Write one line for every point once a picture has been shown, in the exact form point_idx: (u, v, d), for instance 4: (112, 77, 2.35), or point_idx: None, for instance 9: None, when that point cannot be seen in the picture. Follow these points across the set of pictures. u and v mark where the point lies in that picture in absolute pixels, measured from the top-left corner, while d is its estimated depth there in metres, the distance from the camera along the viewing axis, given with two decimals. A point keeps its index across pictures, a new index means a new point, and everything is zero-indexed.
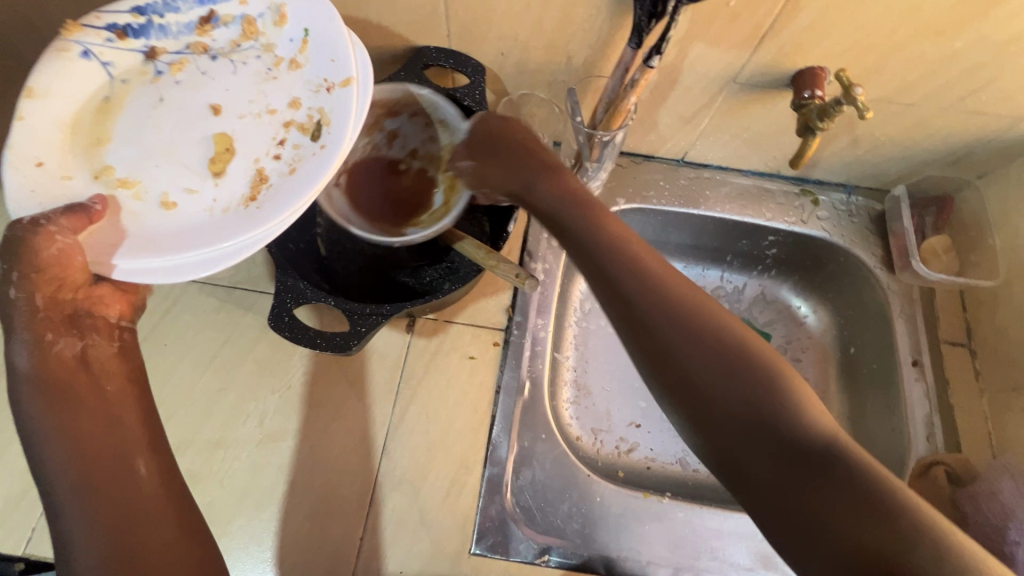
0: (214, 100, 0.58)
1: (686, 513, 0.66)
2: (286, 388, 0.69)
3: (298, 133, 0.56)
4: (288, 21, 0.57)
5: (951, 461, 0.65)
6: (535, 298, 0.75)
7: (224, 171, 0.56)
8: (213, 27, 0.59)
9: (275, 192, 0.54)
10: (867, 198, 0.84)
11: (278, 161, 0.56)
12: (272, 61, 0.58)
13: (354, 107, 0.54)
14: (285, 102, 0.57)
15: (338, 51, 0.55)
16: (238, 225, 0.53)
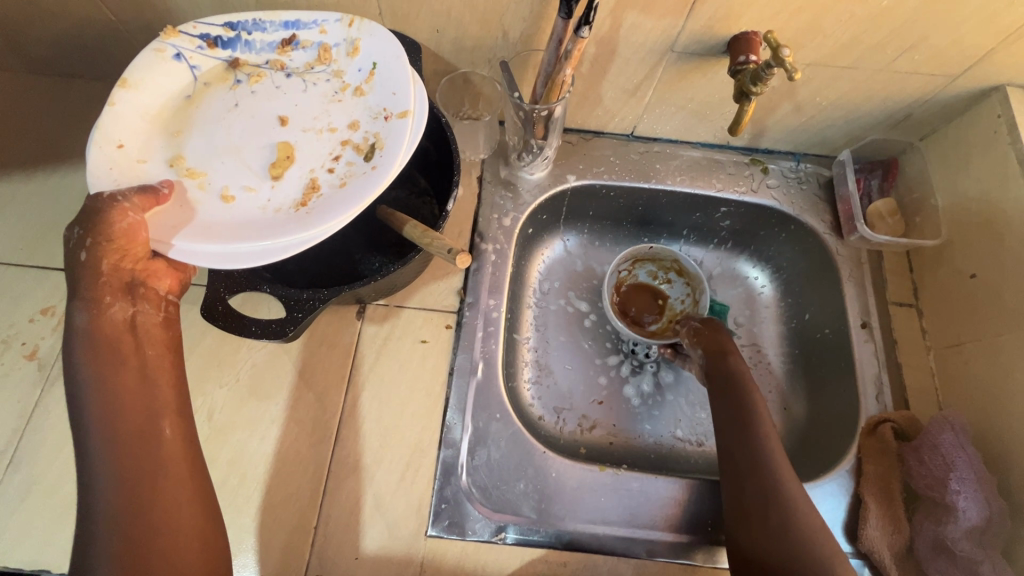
0: (282, 112, 0.62)
1: (642, 482, 0.66)
2: (235, 381, 0.68)
3: (353, 153, 0.59)
4: (360, 54, 0.62)
5: (898, 418, 0.67)
6: (486, 279, 0.75)
7: (283, 176, 0.58)
8: (292, 49, 0.64)
9: (326, 201, 0.55)
10: (816, 164, 0.85)
11: (331, 174, 0.58)
12: (340, 86, 0.63)
13: (408, 134, 0.57)
14: (347, 122, 0.61)
15: (400, 87, 0.59)
16: (287, 223, 0.54)
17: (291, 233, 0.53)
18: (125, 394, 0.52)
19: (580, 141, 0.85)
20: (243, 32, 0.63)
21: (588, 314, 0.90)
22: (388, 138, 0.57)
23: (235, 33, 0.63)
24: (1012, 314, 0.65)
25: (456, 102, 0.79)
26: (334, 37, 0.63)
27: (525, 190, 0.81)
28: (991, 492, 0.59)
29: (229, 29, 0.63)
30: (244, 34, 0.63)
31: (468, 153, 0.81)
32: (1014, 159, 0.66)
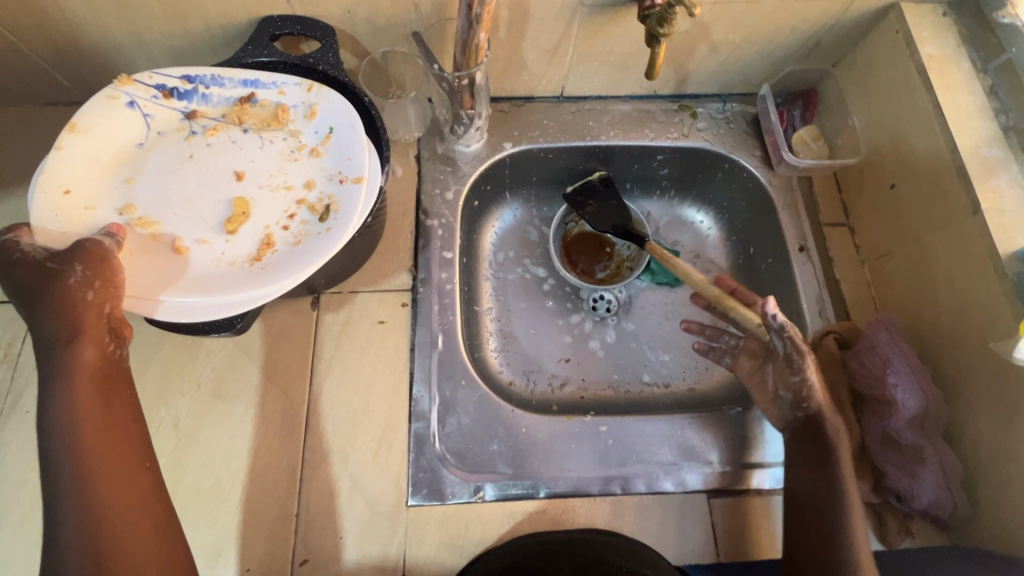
0: (239, 167, 0.62)
1: (609, 425, 0.69)
2: (197, 388, 0.68)
3: (308, 212, 0.61)
4: (317, 116, 0.65)
5: (840, 328, 0.71)
6: (436, 253, 0.76)
7: (237, 232, 0.59)
8: (251, 105, 0.65)
9: (282, 261, 0.57)
10: (741, 103, 0.88)
11: (287, 232, 0.60)
12: (296, 145, 0.64)
13: (361, 202, 0.59)
14: (302, 181, 0.62)
15: (355, 154, 0.62)
16: (242, 281, 0.56)
17: (247, 292, 0.55)
18: (95, 424, 0.51)
19: (512, 108, 0.86)
20: (201, 85, 0.64)
21: (546, 279, 0.93)
22: (342, 202, 0.60)
23: (192, 85, 0.64)
24: (929, 216, 0.68)
25: (381, 84, 0.79)
26: (293, 99, 0.65)
27: (464, 162, 0.82)
28: (925, 380, 0.63)
29: (186, 80, 0.64)
30: (202, 87, 0.64)
31: (401, 132, 0.81)
32: (914, 70, 0.69)
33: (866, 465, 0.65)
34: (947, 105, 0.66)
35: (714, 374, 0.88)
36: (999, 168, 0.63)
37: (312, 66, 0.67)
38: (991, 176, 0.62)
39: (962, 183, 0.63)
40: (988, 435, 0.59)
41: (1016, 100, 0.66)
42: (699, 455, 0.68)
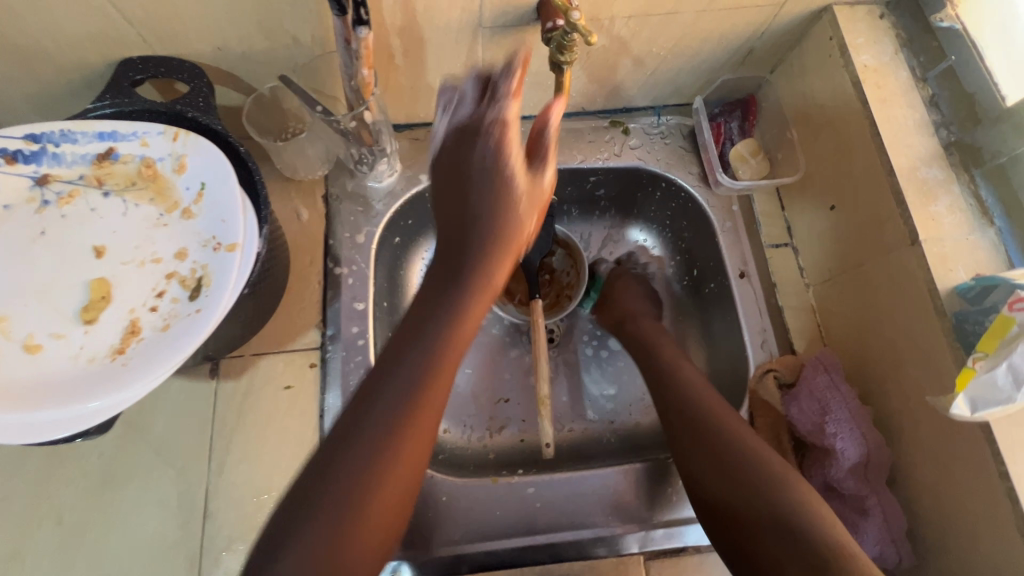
0: (98, 241, 0.55)
1: (537, 487, 0.64)
2: (83, 476, 0.62)
3: (178, 287, 0.54)
4: (187, 170, 0.57)
5: (780, 366, 0.66)
6: (346, 306, 0.70)
7: (96, 320, 0.52)
8: (112, 162, 0.58)
9: (148, 352, 0.50)
10: (677, 115, 0.82)
11: (155, 313, 0.53)
12: (165, 207, 0.57)
13: (235, 272, 0.53)
14: (173, 251, 0.55)
15: (229, 214, 0.55)
16: (99, 383, 0.49)
17: (106, 395, 0.48)
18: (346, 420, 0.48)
19: (428, 135, 0.79)
20: (50, 143, 0.56)
21: (484, 312, 0.87)
22: (215, 273, 0.53)
23: (39, 145, 0.56)
24: (870, 243, 0.62)
25: (274, 121, 0.71)
26: (158, 150, 0.58)
27: (377, 200, 0.76)
28: (866, 427, 0.59)
29: (31, 140, 0.55)
30: (51, 146, 0.56)
31: (301, 173, 0.73)
32: (849, 81, 0.63)
33: None
34: (884, 122, 0.60)
35: None
36: (939, 191, 0.57)
37: (180, 113, 0.59)
38: (930, 201, 0.57)
39: (900, 210, 0.58)
40: (931, 486, 0.55)
41: (959, 111, 0.61)
42: (630, 516, 0.64)
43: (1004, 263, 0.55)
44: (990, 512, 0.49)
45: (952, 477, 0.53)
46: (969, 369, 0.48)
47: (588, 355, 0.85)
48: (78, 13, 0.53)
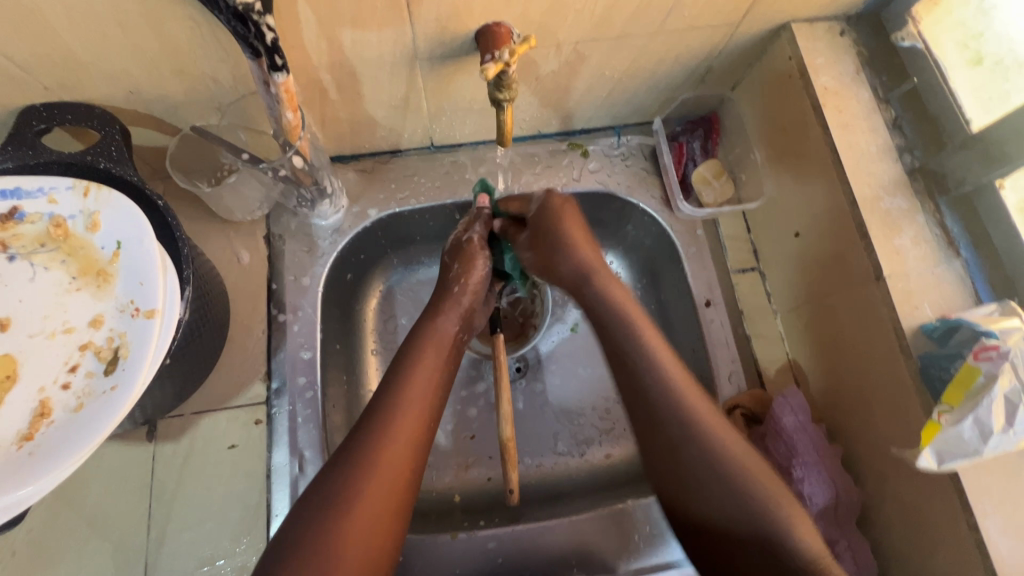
0: (2, 313, 0.50)
1: (500, 541, 0.63)
2: (11, 555, 0.58)
3: (93, 360, 0.49)
4: (100, 228, 0.53)
5: (748, 402, 0.64)
6: (293, 356, 0.66)
7: (1, 402, 0.47)
8: (16, 223, 0.52)
9: (58, 438, 0.46)
10: (637, 135, 0.78)
11: (67, 391, 0.48)
12: (77, 270, 0.52)
13: (153, 345, 0.48)
14: (87, 319, 0.51)
15: (147, 276, 0.51)
16: (3, 477, 0.45)
17: (9, 493, 0.44)
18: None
19: (376, 166, 0.75)
20: None
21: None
22: (132, 343, 0.49)
23: None
24: (834, 274, 0.59)
25: (201, 162, 0.66)
26: (68, 208, 0.53)
27: (323, 237, 0.71)
28: (835, 470, 0.57)
29: None
30: None
31: (240, 215, 0.69)
32: (809, 104, 0.60)
33: None
34: (846, 148, 0.57)
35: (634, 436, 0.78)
36: (903, 222, 0.55)
37: (91, 164, 0.55)
38: (894, 233, 0.54)
39: (863, 243, 0.55)
40: (902, 533, 0.53)
41: (922, 135, 0.58)
42: (596, 566, 0.62)
43: (969, 298, 0.53)
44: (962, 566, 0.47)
45: (922, 526, 0.51)
46: (934, 423, 0.46)
47: (564, 387, 0.80)
48: None
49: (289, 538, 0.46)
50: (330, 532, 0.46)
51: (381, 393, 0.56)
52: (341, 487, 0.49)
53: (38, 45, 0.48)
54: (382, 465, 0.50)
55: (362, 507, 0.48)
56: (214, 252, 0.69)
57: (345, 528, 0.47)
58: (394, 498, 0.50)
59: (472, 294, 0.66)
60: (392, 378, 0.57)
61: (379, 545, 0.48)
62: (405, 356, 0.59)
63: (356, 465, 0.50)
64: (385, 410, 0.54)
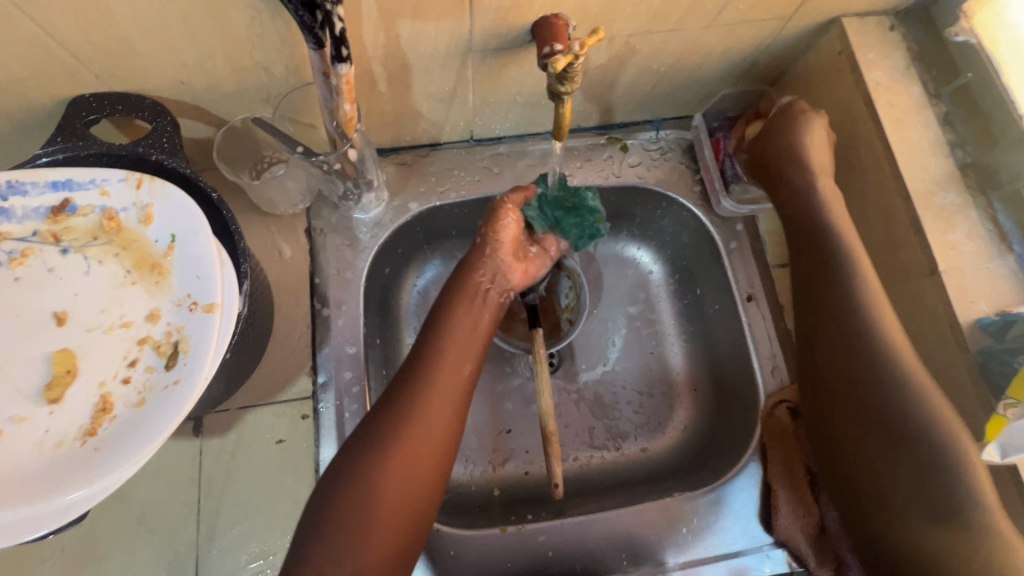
0: (58, 306, 0.49)
1: (549, 534, 0.63)
2: (61, 551, 0.57)
3: (153, 354, 0.49)
4: (155, 220, 0.52)
5: (791, 395, 0.66)
6: (337, 350, 0.65)
7: (63, 398, 0.47)
8: (69, 215, 0.52)
9: (123, 432, 0.46)
10: (675, 129, 0.78)
11: (127, 386, 0.48)
12: (131, 263, 0.52)
13: (215, 339, 0.48)
14: (144, 313, 0.50)
15: (206, 270, 0.50)
16: (69, 472, 0.44)
17: (77, 487, 0.43)
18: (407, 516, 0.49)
19: (415, 159, 0.74)
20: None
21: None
22: (193, 338, 0.48)
23: None
24: (885, 269, 0.60)
25: (245, 153, 0.66)
26: (120, 200, 0.52)
27: (364, 231, 0.71)
28: None
29: None
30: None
31: (282, 208, 0.68)
32: (860, 99, 0.60)
33: (828, 550, 0.61)
34: (898, 144, 0.58)
35: (673, 430, 0.76)
36: (956, 217, 0.55)
37: (143, 156, 0.54)
38: (949, 227, 0.55)
39: (917, 237, 0.55)
40: None
41: (973, 131, 0.58)
42: (645, 558, 0.62)
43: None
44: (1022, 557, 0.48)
45: None
46: (1000, 417, 0.49)
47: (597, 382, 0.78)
48: (20, 55, 0.47)
49: (340, 474, 0.49)
50: (373, 475, 0.49)
51: (423, 347, 0.58)
52: (383, 433, 0.51)
53: (97, 34, 0.47)
54: (422, 417, 0.52)
55: (403, 454, 0.50)
56: (255, 246, 0.68)
57: (388, 474, 0.49)
58: (435, 452, 0.52)
59: (508, 244, 0.64)
60: (432, 333, 0.59)
61: (418, 490, 0.50)
62: (442, 311, 0.61)
63: (398, 414, 0.52)
64: (422, 367, 0.56)
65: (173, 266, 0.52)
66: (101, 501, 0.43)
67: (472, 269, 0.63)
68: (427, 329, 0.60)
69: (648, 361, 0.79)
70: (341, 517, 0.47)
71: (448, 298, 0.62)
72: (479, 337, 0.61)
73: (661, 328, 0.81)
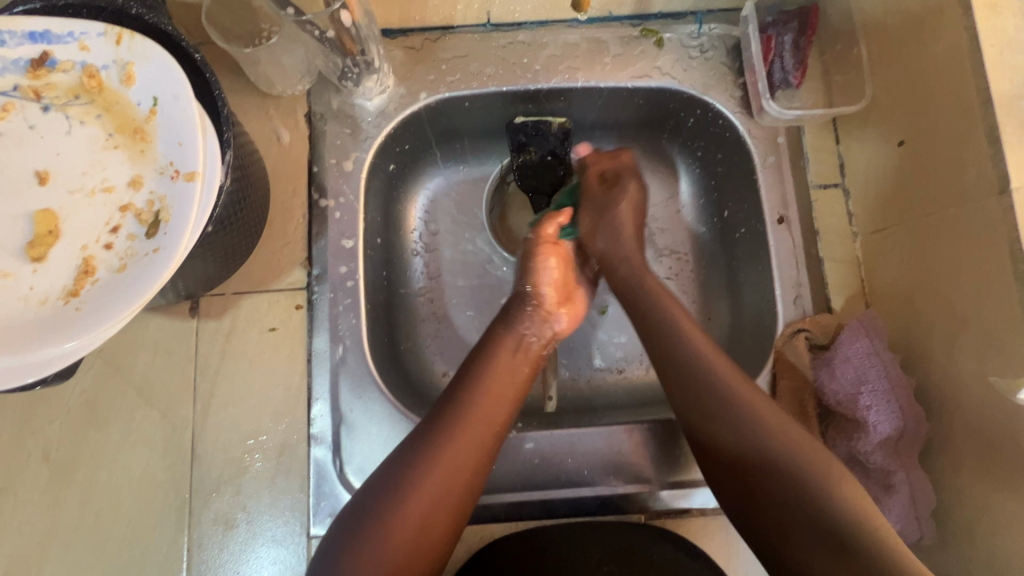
0: (41, 165, 0.48)
1: (537, 443, 0.62)
2: (67, 413, 0.60)
3: (134, 222, 0.47)
4: (136, 81, 0.49)
5: (812, 326, 0.60)
6: (333, 243, 0.63)
7: (46, 258, 0.46)
8: (49, 70, 0.49)
9: (103, 295, 0.45)
10: (721, 23, 0.68)
11: (110, 252, 0.47)
12: (113, 126, 0.49)
13: (195, 208, 0.45)
14: (126, 179, 0.48)
15: (187, 136, 0.47)
16: (52, 327, 0.44)
17: (59, 341, 0.44)
18: (441, 524, 0.49)
19: (426, 44, 0.67)
20: None
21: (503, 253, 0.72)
22: (173, 207, 0.46)
23: None
24: (945, 189, 0.52)
25: (243, 25, 0.62)
26: (100, 56, 0.49)
27: (366, 120, 0.65)
28: (905, 399, 0.54)
29: None
30: None
31: (281, 89, 0.64)
32: None
33: None
34: (987, 36, 0.48)
35: None
36: None
37: (123, 8, 0.49)
38: None
39: (990, 149, 0.47)
40: (970, 467, 0.50)
41: None
42: (634, 475, 0.61)
43: None
44: None
45: (999, 460, 0.48)
46: None
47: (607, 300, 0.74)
48: None
49: (379, 491, 0.49)
50: (401, 503, 0.48)
51: (459, 384, 0.55)
52: (403, 473, 0.49)
53: None
54: (445, 463, 0.50)
55: (421, 498, 0.48)
56: (252, 128, 0.65)
57: (405, 516, 0.47)
58: (480, 463, 0.51)
59: (550, 291, 0.64)
60: (469, 375, 0.55)
61: (453, 510, 0.49)
62: (491, 333, 0.59)
63: (422, 458, 0.50)
64: (483, 369, 0.56)
65: (155, 133, 0.48)
66: (83, 356, 0.43)
67: (514, 319, 0.60)
68: (463, 367, 0.57)
69: (665, 285, 0.72)
70: (380, 517, 0.47)
71: (492, 337, 0.59)
72: (516, 385, 0.56)
73: (681, 249, 0.73)
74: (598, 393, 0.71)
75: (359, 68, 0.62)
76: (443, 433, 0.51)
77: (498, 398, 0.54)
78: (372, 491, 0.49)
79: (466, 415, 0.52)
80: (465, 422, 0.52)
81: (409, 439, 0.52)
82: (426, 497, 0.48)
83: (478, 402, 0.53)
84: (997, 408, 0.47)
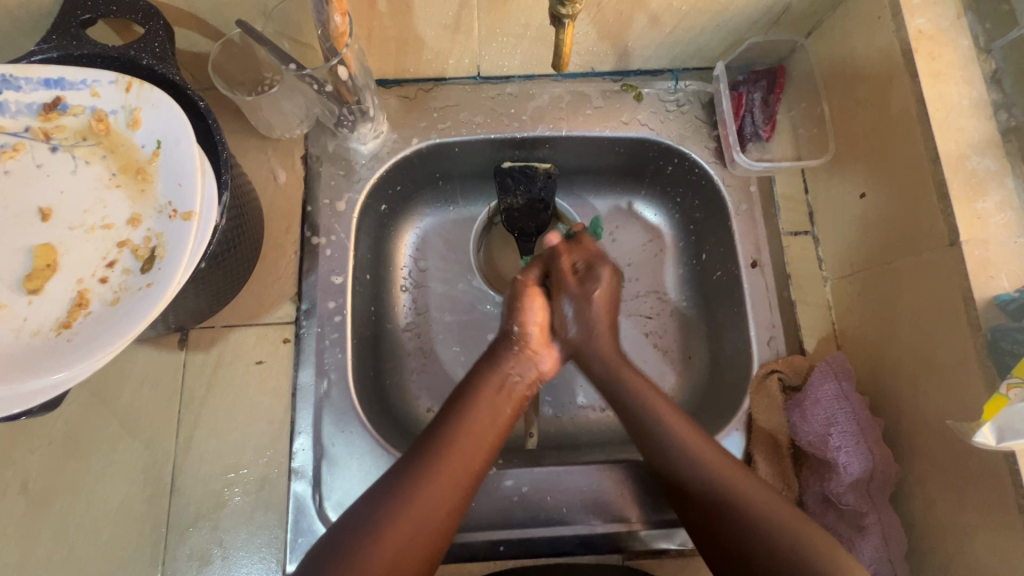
0: (44, 202, 0.50)
1: (517, 481, 0.63)
2: (48, 443, 0.60)
3: (131, 257, 0.49)
4: (142, 126, 0.52)
5: (785, 367, 0.62)
6: (323, 280, 0.65)
7: (42, 290, 0.48)
8: (60, 114, 0.52)
9: (94, 327, 0.47)
10: (696, 80, 0.73)
11: (105, 285, 0.49)
12: (117, 166, 0.52)
13: (190, 246, 0.47)
14: (126, 217, 0.50)
15: (186, 178, 0.49)
16: (41, 359, 0.45)
17: (48, 371, 0.45)
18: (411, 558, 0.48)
19: (419, 93, 0.71)
20: None
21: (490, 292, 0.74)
22: (168, 244, 0.48)
23: None
24: (904, 239, 0.55)
25: (247, 73, 0.66)
26: (110, 102, 0.52)
27: (360, 163, 0.69)
28: (873, 441, 0.55)
29: None
30: None
31: (281, 133, 0.68)
32: (897, 49, 0.54)
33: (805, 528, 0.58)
34: (934, 100, 0.52)
35: None
36: (989, 184, 0.49)
37: (133, 59, 0.53)
38: (979, 195, 0.49)
39: (941, 204, 0.50)
40: (940, 511, 0.51)
41: None
42: (613, 513, 0.61)
43: None
44: (1006, 551, 0.45)
45: (966, 504, 0.49)
46: (1001, 396, 0.44)
47: None
48: None
49: (356, 517, 0.49)
50: (378, 530, 0.48)
51: (446, 419, 0.56)
52: (370, 522, 0.49)
53: None
54: (414, 507, 0.50)
55: (388, 544, 0.48)
56: (251, 169, 0.68)
57: (370, 564, 0.46)
58: (457, 499, 0.52)
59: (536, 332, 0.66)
60: (449, 415, 0.57)
61: (425, 544, 0.49)
62: (478, 374, 0.61)
63: (400, 494, 0.50)
64: (469, 406, 0.57)
65: (156, 174, 0.51)
66: (72, 386, 0.45)
67: (498, 361, 0.62)
68: (448, 406, 0.58)
69: (647, 325, 0.74)
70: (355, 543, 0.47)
71: (475, 380, 0.60)
72: (497, 429, 0.57)
73: (662, 290, 0.76)
74: (578, 431, 0.72)
75: (355, 115, 0.65)
76: (427, 464, 0.52)
77: (481, 441, 0.55)
78: (351, 517, 0.49)
79: (448, 455, 0.53)
80: (441, 464, 0.52)
81: (394, 467, 0.53)
82: (403, 529, 0.49)
83: (461, 441, 0.55)
84: (962, 453, 0.49)
